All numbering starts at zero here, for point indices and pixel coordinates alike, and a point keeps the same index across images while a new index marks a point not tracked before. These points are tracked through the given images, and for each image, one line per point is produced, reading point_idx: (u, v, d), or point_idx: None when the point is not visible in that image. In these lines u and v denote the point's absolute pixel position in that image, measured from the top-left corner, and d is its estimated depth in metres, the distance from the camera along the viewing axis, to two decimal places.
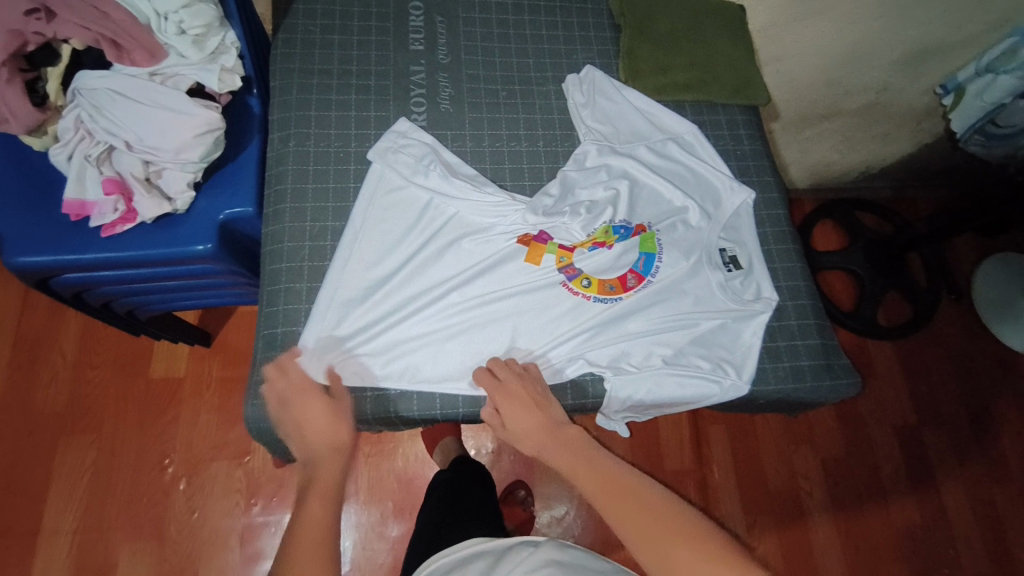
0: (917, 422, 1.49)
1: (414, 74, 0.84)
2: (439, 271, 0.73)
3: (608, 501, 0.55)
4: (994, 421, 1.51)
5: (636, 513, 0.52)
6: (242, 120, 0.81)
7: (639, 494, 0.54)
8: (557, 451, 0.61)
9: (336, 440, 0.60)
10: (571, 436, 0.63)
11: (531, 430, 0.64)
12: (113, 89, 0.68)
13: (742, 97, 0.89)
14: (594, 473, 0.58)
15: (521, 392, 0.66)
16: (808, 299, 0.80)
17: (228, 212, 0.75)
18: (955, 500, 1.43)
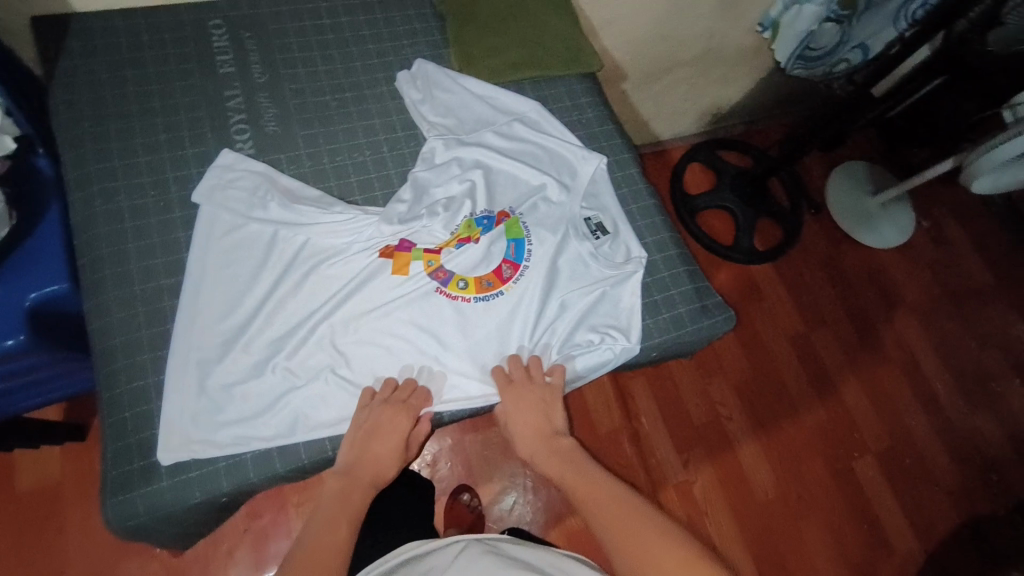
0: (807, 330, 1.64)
1: (230, 99, 0.76)
2: (302, 306, 0.68)
3: (593, 501, 0.61)
4: (868, 314, 1.69)
5: (616, 513, 0.58)
6: (33, 186, 0.70)
7: (617, 499, 0.60)
8: (555, 456, 0.68)
9: (374, 465, 0.63)
10: (566, 447, 0.69)
11: (530, 435, 0.70)
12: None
13: (577, 66, 0.90)
14: (586, 478, 0.64)
15: (541, 393, 0.70)
16: (674, 248, 0.82)
17: (36, 295, 0.65)
18: (852, 391, 1.58)
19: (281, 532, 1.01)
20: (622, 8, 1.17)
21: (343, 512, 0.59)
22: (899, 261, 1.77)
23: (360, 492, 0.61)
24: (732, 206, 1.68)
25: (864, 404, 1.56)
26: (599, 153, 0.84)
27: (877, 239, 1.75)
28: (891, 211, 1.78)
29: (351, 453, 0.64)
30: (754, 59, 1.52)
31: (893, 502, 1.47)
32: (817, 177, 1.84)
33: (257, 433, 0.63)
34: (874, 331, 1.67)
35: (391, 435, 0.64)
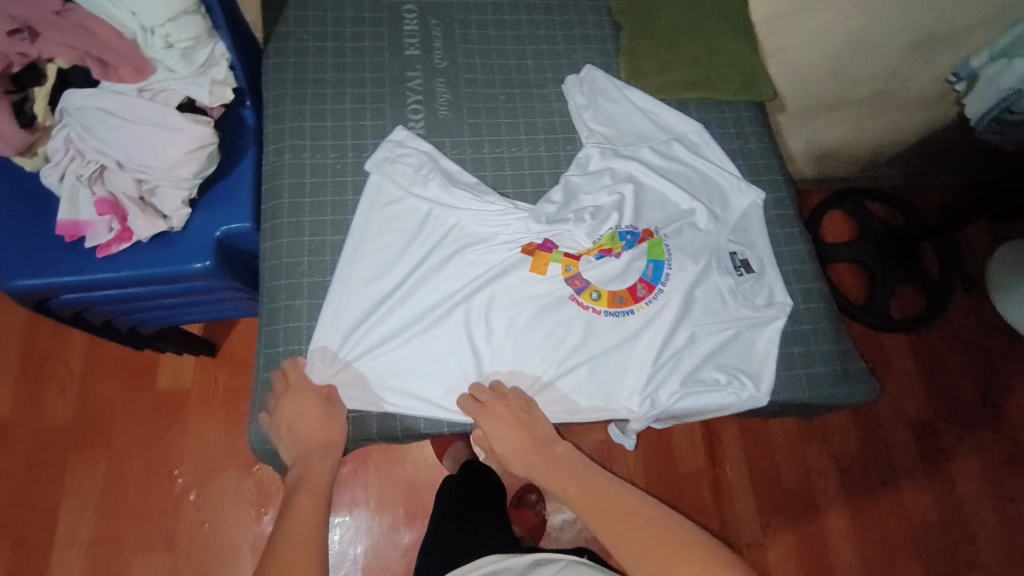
0: (934, 417, 1.46)
1: (410, 80, 0.82)
2: (443, 286, 0.71)
3: (602, 521, 0.61)
4: (1011, 411, 1.48)
5: (632, 530, 0.59)
6: (237, 132, 0.79)
7: (631, 512, 0.61)
8: (544, 469, 0.66)
9: (329, 437, 0.65)
10: (559, 453, 0.67)
11: (514, 452, 0.67)
12: (99, 107, 0.67)
13: (749, 93, 0.87)
14: (589, 493, 0.64)
15: (512, 407, 0.67)
16: (821, 301, 0.78)
17: (224, 229, 0.74)
18: (973, 494, 1.41)
19: (360, 483, 1.09)
20: (799, 37, 1.11)
21: (310, 483, 0.61)
22: None
23: (320, 464, 0.63)
24: (874, 265, 1.54)
25: (986, 510, 1.39)
26: (757, 188, 0.81)
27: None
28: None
29: (287, 447, 0.65)
30: (935, 108, 1.38)
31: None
32: (980, 249, 1.64)
33: (388, 395, 0.67)
34: (1015, 433, 1.46)
35: (303, 412, 0.65)
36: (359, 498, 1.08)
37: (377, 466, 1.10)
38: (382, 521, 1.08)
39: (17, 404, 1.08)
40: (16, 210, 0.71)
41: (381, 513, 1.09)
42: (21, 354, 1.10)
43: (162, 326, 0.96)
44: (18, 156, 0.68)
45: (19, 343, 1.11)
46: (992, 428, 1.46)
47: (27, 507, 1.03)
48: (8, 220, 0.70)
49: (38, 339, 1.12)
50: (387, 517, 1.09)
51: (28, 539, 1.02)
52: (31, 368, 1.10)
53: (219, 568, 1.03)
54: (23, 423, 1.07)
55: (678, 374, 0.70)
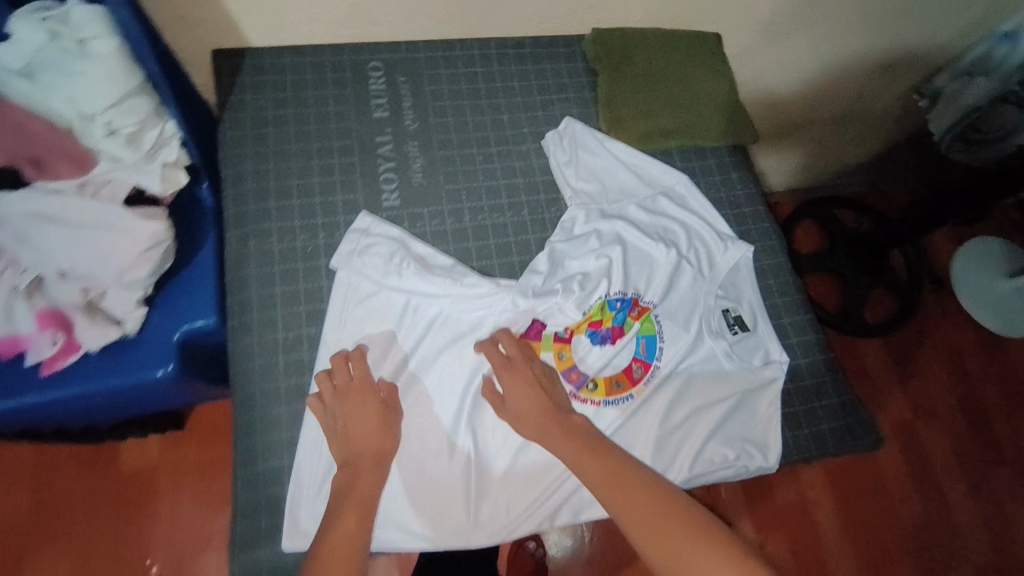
0: (912, 419, 1.50)
1: (381, 145, 0.77)
2: (431, 378, 0.67)
3: (609, 489, 0.59)
4: (983, 409, 1.54)
5: (642, 504, 0.57)
6: (193, 217, 0.73)
7: (639, 485, 0.59)
8: (549, 438, 0.63)
9: (380, 447, 0.62)
10: (572, 422, 0.64)
11: (531, 412, 0.64)
12: (37, 212, 0.59)
13: (731, 137, 0.85)
14: (598, 462, 0.61)
15: (535, 372, 0.66)
16: (819, 353, 0.76)
17: (185, 330, 0.68)
18: (958, 495, 1.44)
19: None
20: (771, 66, 1.09)
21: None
22: None
23: (366, 473, 0.61)
24: (847, 273, 1.55)
25: (969, 511, 1.42)
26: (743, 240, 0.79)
27: (1004, 326, 1.60)
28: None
29: (337, 444, 0.62)
30: (898, 121, 1.40)
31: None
32: (945, 252, 1.68)
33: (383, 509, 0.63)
34: (988, 430, 1.51)
35: (360, 415, 0.62)
36: None
37: None
38: None
39: None
40: None
41: None
42: None
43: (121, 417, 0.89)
44: None
45: None
46: (967, 427, 1.51)
47: None
48: None
49: None
50: None
51: None
52: None
53: None
54: None
55: (683, 452, 0.68)
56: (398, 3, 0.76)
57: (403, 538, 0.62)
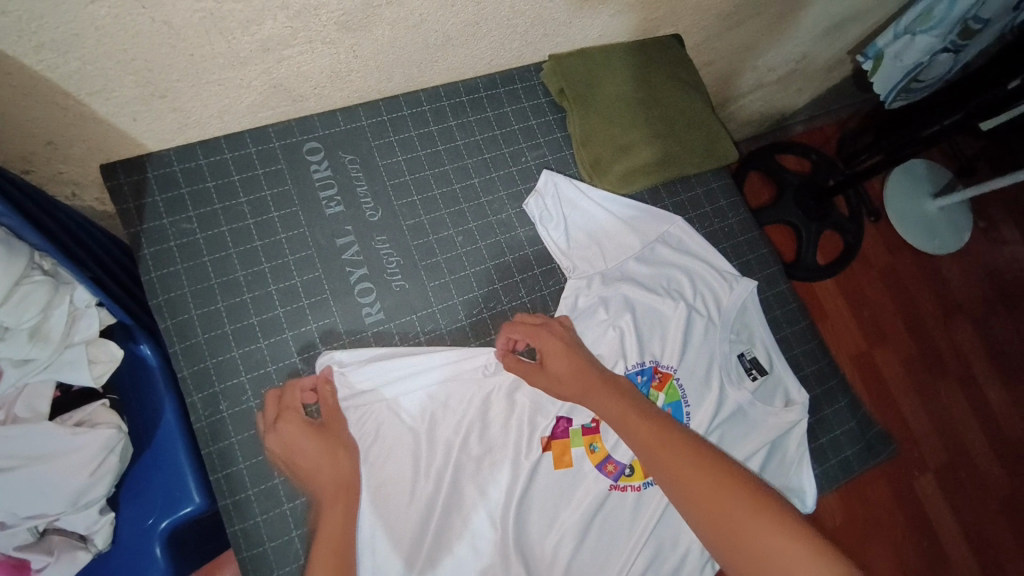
0: (868, 348, 1.51)
1: (345, 249, 0.66)
2: (463, 503, 0.63)
3: (657, 456, 0.54)
4: (924, 322, 1.56)
5: (690, 468, 0.52)
6: (141, 383, 0.61)
7: (692, 452, 0.53)
8: (595, 395, 0.59)
9: (340, 478, 0.56)
10: (617, 384, 0.61)
11: (565, 371, 0.61)
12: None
13: (714, 160, 0.80)
14: (651, 429, 0.56)
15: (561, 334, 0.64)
16: (833, 378, 0.78)
17: (161, 528, 0.58)
18: (912, 407, 1.48)
19: None
20: (726, 47, 1.01)
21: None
22: (971, 272, 1.63)
23: (333, 513, 0.54)
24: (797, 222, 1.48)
25: (924, 423, 1.46)
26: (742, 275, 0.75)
27: (938, 246, 1.60)
28: (950, 215, 1.63)
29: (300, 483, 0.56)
30: (833, 73, 1.40)
31: (952, 518, 1.41)
32: None
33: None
34: (931, 339, 1.55)
35: (299, 448, 0.56)
36: None
37: None
38: None
39: None
40: None
41: None
42: None
43: None
44: None
45: None
46: (919, 344, 1.54)
47: None
48: None
49: None
50: None
51: None
52: None
53: None
54: None
55: None
56: (325, 75, 0.62)
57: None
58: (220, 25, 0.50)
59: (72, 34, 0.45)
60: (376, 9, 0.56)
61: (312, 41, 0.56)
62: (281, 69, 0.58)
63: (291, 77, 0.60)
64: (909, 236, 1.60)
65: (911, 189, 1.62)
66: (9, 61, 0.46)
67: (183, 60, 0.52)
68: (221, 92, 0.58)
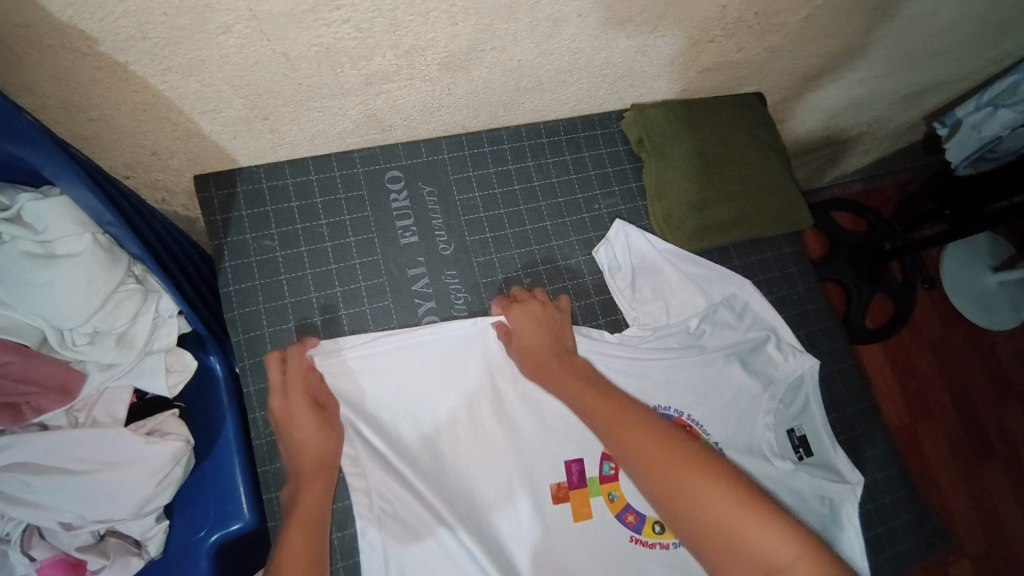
0: (910, 421, 1.46)
1: (415, 280, 0.66)
2: (485, 574, 0.60)
3: (607, 424, 0.58)
4: (974, 402, 1.50)
5: (639, 433, 0.56)
6: (206, 394, 0.61)
7: (640, 422, 0.57)
8: (547, 374, 0.62)
9: (325, 454, 0.57)
10: (577, 364, 0.64)
11: (540, 351, 0.63)
12: (23, 473, 0.47)
13: (788, 224, 0.79)
14: (599, 399, 0.60)
15: (546, 314, 0.65)
16: (894, 464, 0.75)
17: (212, 539, 0.58)
18: (952, 488, 1.41)
19: None
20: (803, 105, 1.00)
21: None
22: None
23: (313, 487, 0.56)
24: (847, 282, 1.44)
25: (966, 506, 1.39)
26: (808, 354, 0.73)
27: (996, 323, 1.53)
28: (1011, 291, 1.56)
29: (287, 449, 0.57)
30: (900, 137, 1.38)
31: None
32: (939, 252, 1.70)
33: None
34: (980, 420, 1.48)
35: (296, 420, 0.57)
36: None
37: None
38: None
39: None
40: None
41: None
42: None
43: None
44: None
45: None
46: (966, 422, 1.48)
47: None
48: None
49: None
50: None
51: None
52: None
53: None
54: None
55: None
56: (417, 108, 0.63)
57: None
58: (333, 60, 0.51)
59: (196, 60, 0.47)
60: (480, 54, 0.56)
61: (413, 78, 0.57)
62: (378, 101, 0.59)
63: (385, 108, 0.61)
64: (963, 311, 1.54)
65: (971, 261, 1.56)
66: (135, 80, 0.47)
67: (293, 90, 0.53)
68: (318, 118, 0.60)
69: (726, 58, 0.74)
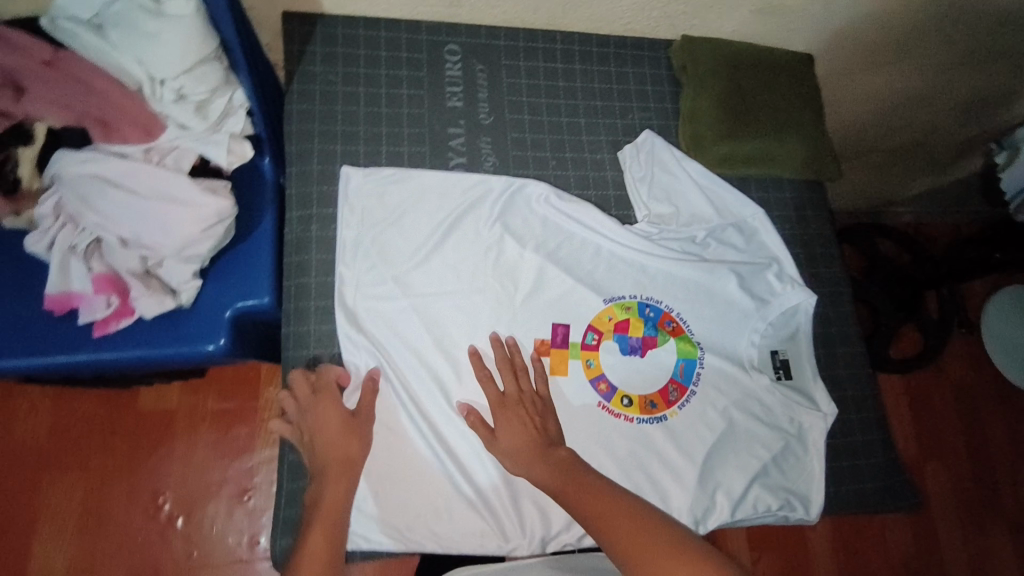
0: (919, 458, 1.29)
1: (452, 138, 0.74)
2: (455, 389, 0.67)
3: (599, 524, 0.56)
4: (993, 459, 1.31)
5: (631, 531, 0.55)
6: (254, 188, 0.69)
7: (630, 517, 0.56)
8: (536, 466, 0.62)
9: (348, 453, 0.62)
10: (561, 457, 0.62)
11: (520, 447, 0.63)
12: (100, 177, 0.57)
13: (812, 171, 0.81)
14: (588, 494, 0.58)
15: (527, 408, 0.65)
16: (873, 410, 0.76)
17: (237, 306, 0.66)
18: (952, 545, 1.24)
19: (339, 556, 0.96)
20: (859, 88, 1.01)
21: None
22: None
23: (337, 481, 0.60)
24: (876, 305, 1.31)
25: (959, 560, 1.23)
26: (807, 288, 0.76)
27: None
28: None
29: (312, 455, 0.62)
30: (958, 166, 1.35)
31: None
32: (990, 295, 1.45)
33: (401, 523, 0.63)
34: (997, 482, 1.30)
35: (324, 422, 0.62)
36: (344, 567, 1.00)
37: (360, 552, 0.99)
38: None
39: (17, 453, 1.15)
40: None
41: None
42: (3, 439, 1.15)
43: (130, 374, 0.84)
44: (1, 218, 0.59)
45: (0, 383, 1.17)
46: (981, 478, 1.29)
47: (42, 520, 1.13)
48: None
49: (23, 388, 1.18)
50: None
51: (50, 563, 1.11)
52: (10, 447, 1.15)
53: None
54: (31, 464, 1.15)
55: (729, 498, 0.67)
56: None
57: (425, 545, 0.63)
58: None
59: None
60: None
61: None
62: None
63: None
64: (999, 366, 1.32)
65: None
66: None
67: None
68: None
69: (781, 2, 0.77)
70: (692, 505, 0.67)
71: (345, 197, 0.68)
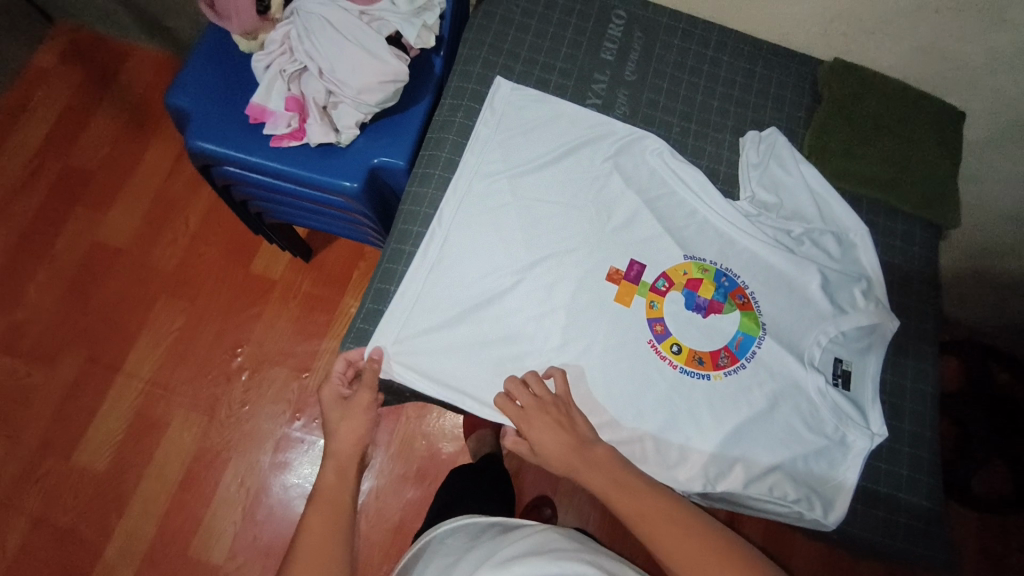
0: None
1: (595, 82, 0.83)
2: (525, 280, 0.74)
3: (643, 526, 0.59)
4: None
5: (678, 537, 0.57)
6: (422, 75, 0.83)
7: (671, 519, 0.59)
8: (581, 473, 0.64)
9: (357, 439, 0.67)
10: (599, 456, 0.64)
11: (557, 453, 0.64)
12: (325, 18, 0.73)
13: (931, 212, 0.81)
14: (629, 497, 0.61)
15: (551, 413, 0.66)
16: (928, 452, 0.73)
17: (381, 159, 0.78)
18: None
19: (381, 443, 1.20)
20: (1013, 183, 0.88)
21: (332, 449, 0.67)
22: None
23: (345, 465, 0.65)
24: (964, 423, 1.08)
25: None
26: (891, 313, 0.75)
27: None
28: None
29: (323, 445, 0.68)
30: None
31: None
32: None
33: (441, 376, 0.71)
34: None
35: (334, 412, 0.69)
36: (381, 448, 1.20)
37: (402, 447, 1.20)
38: (394, 468, 1.19)
39: (139, 266, 1.30)
40: (215, 85, 0.79)
41: (395, 461, 1.20)
42: (134, 250, 1.31)
43: (265, 209, 1.00)
44: (241, 36, 0.75)
45: (150, 202, 1.34)
46: None
47: (138, 329, 1.27)
48: (207, 89, 0.79)
49: (168, 212, 1.34)
50: (399, 467, 1.19)
51: (138, 369, 1.25)
52: (134, 258, 1.31)
53: (244, 448, 1.21)
54: (151, 280, 1.30)
55: (745, 474, 0.68)
56: None
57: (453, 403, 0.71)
58: None
59: None
60: None
61: None
62: None
63: None
64: None
65: None
66: None
67: None
68: None
69: (942, 44, 0.77)
70: (706, 463, 0.69)
71: (491, 97, 0.79)
